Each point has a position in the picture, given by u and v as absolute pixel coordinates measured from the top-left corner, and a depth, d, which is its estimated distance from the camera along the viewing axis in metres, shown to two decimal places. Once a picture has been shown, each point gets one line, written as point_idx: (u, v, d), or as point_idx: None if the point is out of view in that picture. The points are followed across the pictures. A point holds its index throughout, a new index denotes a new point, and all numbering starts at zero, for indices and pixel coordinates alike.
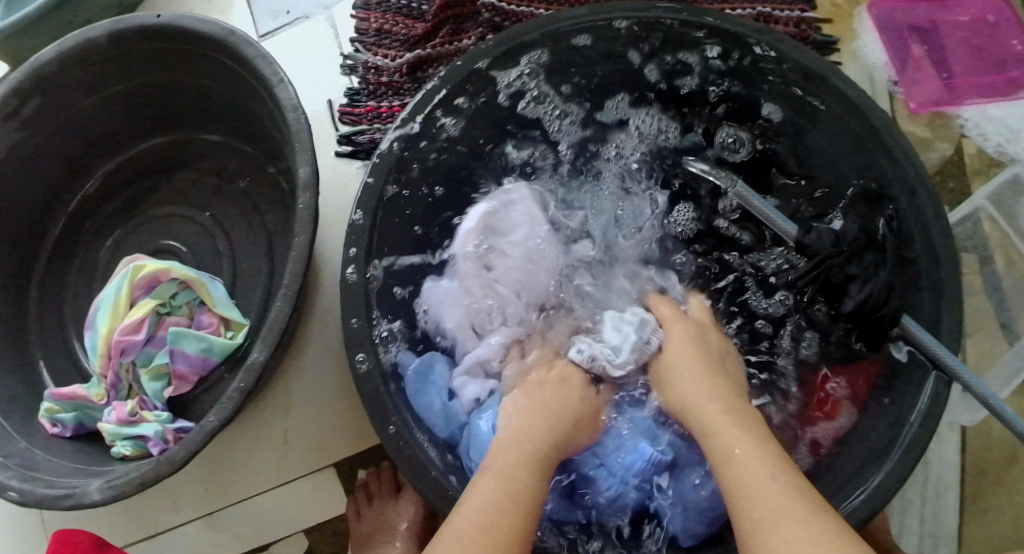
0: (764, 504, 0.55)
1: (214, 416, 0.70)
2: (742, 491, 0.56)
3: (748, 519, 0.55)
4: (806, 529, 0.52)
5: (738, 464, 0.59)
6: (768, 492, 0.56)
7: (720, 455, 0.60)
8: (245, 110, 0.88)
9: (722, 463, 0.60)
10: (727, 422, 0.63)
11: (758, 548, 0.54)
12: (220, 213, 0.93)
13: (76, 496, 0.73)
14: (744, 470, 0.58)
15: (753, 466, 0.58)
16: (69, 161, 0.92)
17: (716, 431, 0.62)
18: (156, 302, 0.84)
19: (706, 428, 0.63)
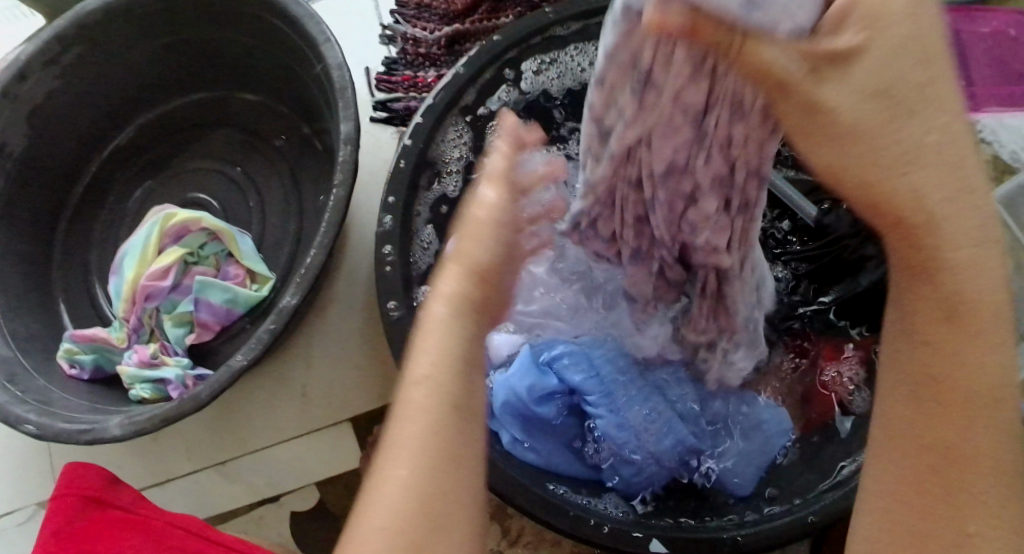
0: (983, 450, 0.40)
1: (242, 356, 0.71)
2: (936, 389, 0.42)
3: (974, 458, 0.41)
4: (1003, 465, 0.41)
5: (974, 416, 0.41)
6: (991, 446, 0.41)
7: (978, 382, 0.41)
8: (285, 70, 0.89)
9: (960, 378, 0.41)
10: (978, 274, 0.41)
11: (965, 487, 0.41)
12: (250, 169, 0.95)
13: (94, 431, 0.74)
14: (975, 417, 0.41)
15: (996, 389, 0.41)
16: (106, 110, 0.94)
17: (962, 349, 0.41)
18: (185, 250, 0.85)
19: (940, 364, 0.41)
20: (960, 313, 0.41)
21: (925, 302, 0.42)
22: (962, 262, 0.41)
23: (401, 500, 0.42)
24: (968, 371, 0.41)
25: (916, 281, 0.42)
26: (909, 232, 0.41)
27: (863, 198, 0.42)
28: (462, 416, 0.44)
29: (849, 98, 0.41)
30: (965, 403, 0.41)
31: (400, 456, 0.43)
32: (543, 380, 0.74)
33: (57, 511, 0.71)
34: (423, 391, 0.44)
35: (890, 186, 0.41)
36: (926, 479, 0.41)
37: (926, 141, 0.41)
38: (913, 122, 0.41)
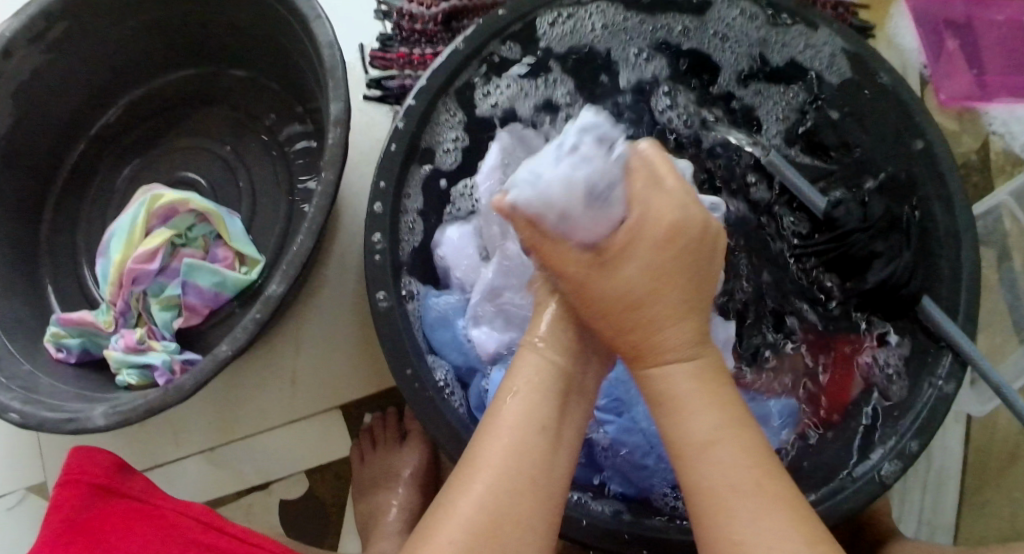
0: (720, 494, 0.54)
1: (227, 346, 0.70)
2: (679, 452, 0.56)
3: (716, 513, 0.54)
4: (733, 493, 0.54)
5: (718, 453, 0.55)
6: (736, 472, 0.54)
7: (684, 447, 0.56)
8: (275, 47, 0.87)
9: (677, 444, 0.56)
10: (701, 349, 0.58)
11: (740, 545, 0.52)
12: (240, 148, 0.92)
13: (78, 420, 0.73)
14: (718, 454, 0.55)
15: (736, 455, 0.55)
16: (94, 86, 0.91)
17: (687, 405, 0.56)
18: (172, 232, 0.84)
19: (675, 393, 0.57)
20: (685, 406, 0.56)
21: (659, 376, 0.58)
22: (688, 387, 0.57)
23: (472, 507, 0.53)
24: (715, 437, 0.55)
25: (631, 344, 0.59)
26: (638, 330, 0.58)
27: (597, 312, 0.59)
28: (550, 440, 0.56)
29: (622, 285, 0.57)
30: (700, 462, 0.55)
31: (490, 449, 0.55)
32: None
33: (61, 502, 0.70)
34: (517, 412, 0.57)
35: (607, 297, 0.58)
36: (711, 513, 0.54)
37: (663, 216, 0.57)
38: (686, 275, 0.58)
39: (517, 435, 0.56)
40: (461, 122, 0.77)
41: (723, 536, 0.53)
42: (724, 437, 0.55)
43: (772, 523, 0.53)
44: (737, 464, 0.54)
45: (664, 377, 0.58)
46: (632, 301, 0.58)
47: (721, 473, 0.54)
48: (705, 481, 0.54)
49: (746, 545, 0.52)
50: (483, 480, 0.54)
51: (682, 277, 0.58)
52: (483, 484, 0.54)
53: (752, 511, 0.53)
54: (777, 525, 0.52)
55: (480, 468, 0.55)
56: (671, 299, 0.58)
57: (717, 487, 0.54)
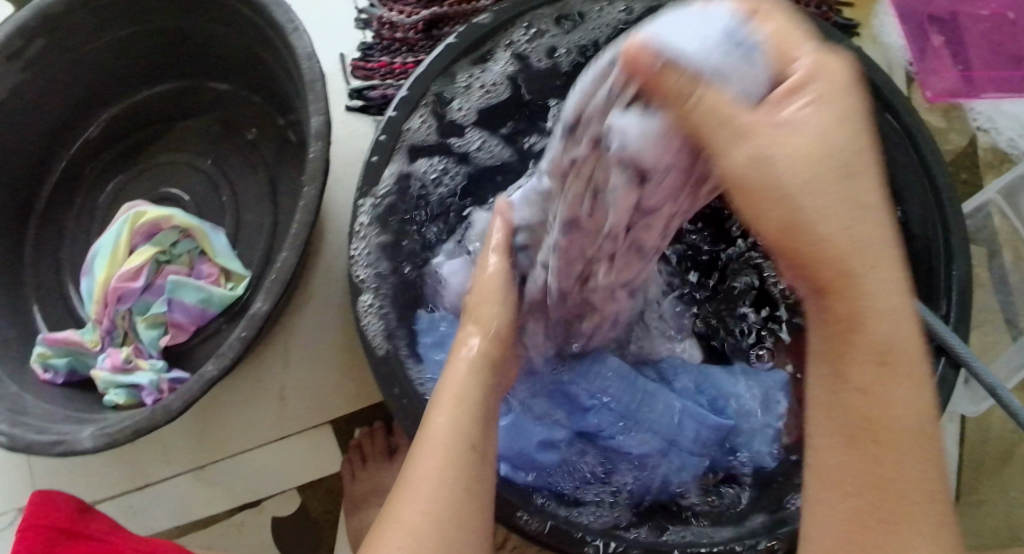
0: (900, 426, 0.43)
1: (213, 366, 0.69)
2: (863, 397, 0.44)
3: (881, 458, 0.43)
4: (904, 433, 0.43)
5: (899, 417, 0.43)
6: (910, 414, 0.43)
7: (870, 331, 0.43)
8: (255, 58, 0.85)
9: (880, 399, 0.43)
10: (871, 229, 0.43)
11: (891, 483, 0.43)
12: (223, 162, 0.91)
13: (66, 443, 0.72)
14: (900, 433, 0.43)
15: (914, 418, 0.43)
16: (75, 102, 0.90)
17: (881, 315, 0.43)
18: (156, 249, 0.83)
19: (848, 306, 0.43)
20: (851, 261, 0.42)
21: (822, 308, 0.44)
22: (835, 202, 0.42)
23: (415, 519, 0.51)
24: (885, 392, 0.43)
25: (836, 272, 0.42)
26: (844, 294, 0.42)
27: (799, 260, 0.43)
28: (481, 455, 0.54)
29: (810, 143, 0.42)
30: (878, 407, 0.43)
31: (426, 453, 0.54)
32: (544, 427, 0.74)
33: (22, 545, 0.71)
34: (446, 430, 0.54)
35: (837, 251, 0.42)
36: (863, 493, 0.44)
37: (868, 232, 0.42)
38: (865, 177, 0.43)
39: (453, 437, 0.54)
40: (445, 129, 0.77)
41: (878, 485, 0.43)
42: (860, 278, 0.42)
43: (917, 467, 0.43)
44: (893, 350, 0.43)
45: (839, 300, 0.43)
46: (855, 242, 0.42)
47: (889, 336, 0.43)
48: (894, 411, 0.43)
49: (899, 496, 0.43)
50: (420, 474, 0.53)
51: (827, 165, 0.42)
52: (421, 499, 0.51)
53: (912, 447, 0.44)
54: (927, 471, 0.44)
55: (418, 463, 0.53)
56: (872, 216, 0.42)
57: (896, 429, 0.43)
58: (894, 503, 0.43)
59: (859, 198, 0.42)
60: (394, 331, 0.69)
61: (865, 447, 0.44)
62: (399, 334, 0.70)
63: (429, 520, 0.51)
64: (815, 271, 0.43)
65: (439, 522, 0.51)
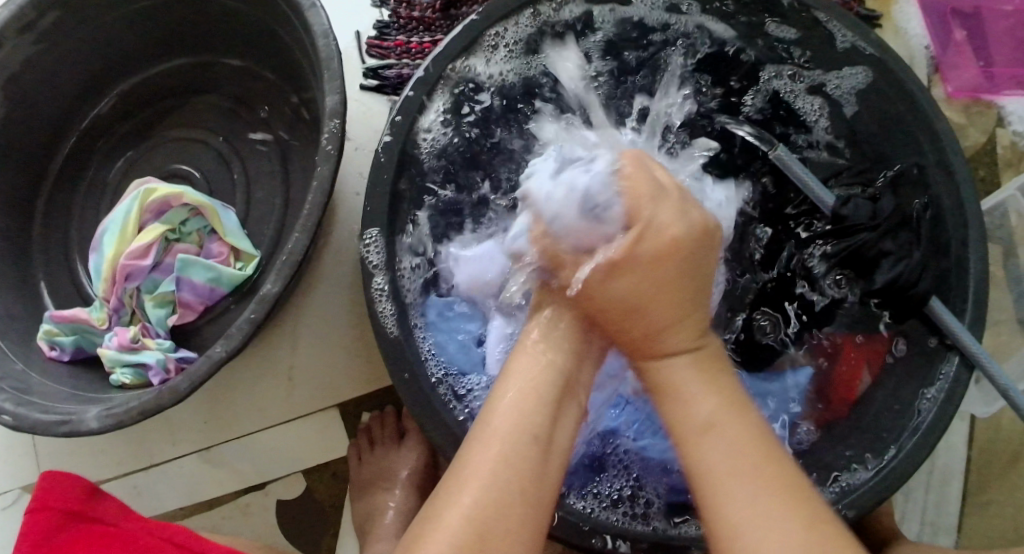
0: (717, 471, 0.54)
1: (221, 347, 0.69)
2: (698, 470, 0.54)
3: (718, 481, 0.53)
4: (745, 480, 0.53)
5: (713, 432, 0.55)
6: (730, 447, 0.54)
7: (692, 440, 0.55)
8: (269, 34, 0.84)
9: (701, 426, 0.55)
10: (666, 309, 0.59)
11: (736, 527, 0.52)
12: (235, 140, 0.90)
13: (71, 423, 0.72)
14: (709, 432, 0.55)
15: (725, 434, 0.55)
16: (86, 76, 0.89)
17: (704, 418, 0.56)
18: (165, 227, 0.82)
19: (675, 393, 0.58)
20: (679, 388, 0.57)
21: (675, 415, 0.57)
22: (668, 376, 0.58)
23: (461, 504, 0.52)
24: (715, 430, 0.55)
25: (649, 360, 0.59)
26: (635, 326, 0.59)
27: (618, 325, 0.60)
28: (542, 447, 0.56)
29: (618, 295, 0.59)
30: (703, 437, 0.55)
31: (483, 445, 0.55)
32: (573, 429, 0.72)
33: (30, 529, 0.71)
34: (505, 422, 0.56)
35: (646, 308, 0.58)
36: (722, 529, 0.52)
37: (659, 313, 0.59)
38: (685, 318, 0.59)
39: (514, 432, 0.55)
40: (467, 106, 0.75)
41: (724, 529, 0.52)
42: (682, 376, 0.58)
43: (766, 498, 0.52)
44: (711, 422, 0.55)
45: (659, 384, 0.59)
46: (642, 312, 0.59)
47: (697, 419, 0.56)
48: (723, 470, 0.54)
49: (740, 538, 0.51)
50: (476, 461, 0.54)
51: (683, 294, 0.59)
52: (476, 489, 0.53)
53: (754, 482, 0.53)
54: (774, 518, 0.51)
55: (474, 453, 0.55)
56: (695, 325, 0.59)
57: (711, 485, 0.53)
58: (734, 526, 0.52)
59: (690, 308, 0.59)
60: (406, 315, 0.69)
61: (735, 483, 0.53)
62: (413, 321, 0.70)
63: (480, 507, 0.52)
64: (623, 331, 0.60)
65: (493, 510, 0.52)
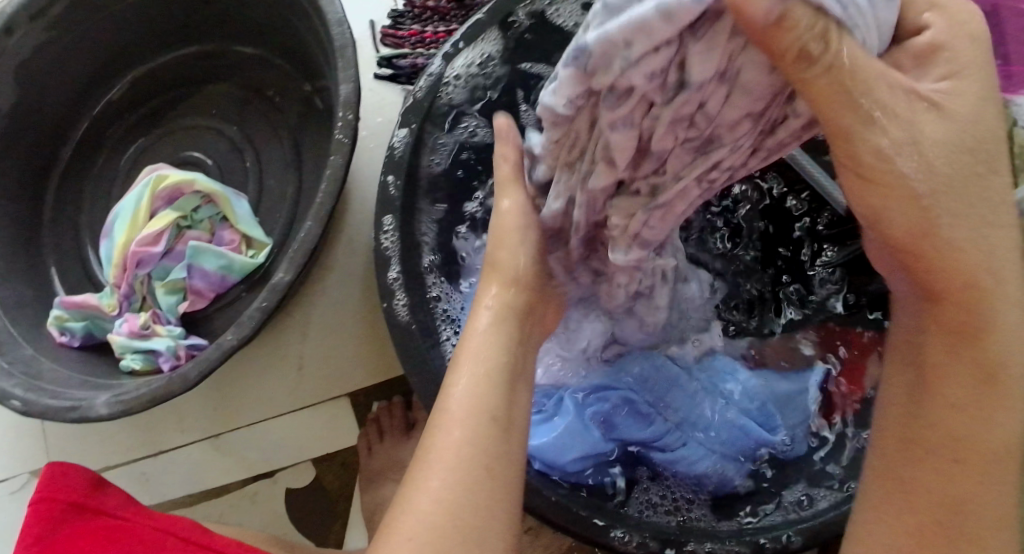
0: (992, 461, 0.47)
1: (232, 335, 0.69)
2: (917, 442, 0.49)
3: (949, 457, 0.47)
4: (998, 488, 0.47)
5: (1000, 418, 0.47)
6: (1002, 456, 0.47)
7: (954, 432, 0.47)
8: (282, 22, 0.84)
9: (987, 362, 0.47)
10: (993, 239, 0.47)
11: (955, 509, 0.47)
12: (247, 128, 0.90)
13: (82, 408, 0.72)
14: (998, 418, 0.47)
15: (1008, 446, 0.47)
16: (99, 63, 0.89)
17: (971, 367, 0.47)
18: (177, 214, 0.82)
19: (966, 339, 0.47)
20: (971, 145, 0.47)
21: (926, 378, 0.49)
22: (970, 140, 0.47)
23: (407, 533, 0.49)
24: (966, 407, 0.47)
25: (917, 269, 0.48)
26: (940, 276, 0.47)
27: (936, 275, 0.47)
28: (502, 426, 0.54)
29: (942, 138, 0.46)
30: (967, 424, 0.47)
31: (448, 426, 0.53)
32: (579, 439, 0.71)
33: (32, 519, 0.68)
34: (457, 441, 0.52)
35: (959, 266, 0.46)
36: (941, 519, 0.47)
37: (983, 260, 0.47)
38: (998, 177, 0.48)
39: (474, 408, 0.53)
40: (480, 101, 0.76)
41: (952, 494, 0.47)
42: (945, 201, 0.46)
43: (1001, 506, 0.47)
44: (1010, 324, 0.47)
45: (939, 329, 0.48)
46: (973, 279, 0.47)
47: (1015, 290, 0.47)
48: (984, 450, 0.47)
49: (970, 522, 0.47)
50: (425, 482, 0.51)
51: (1010, 244, 0.48)
52: (441, 467, 0.51)
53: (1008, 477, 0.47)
54: (1000, 505, 0.47)
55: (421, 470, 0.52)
56: (1002, 279, 0.47)
57: (942, 425, 0.48)
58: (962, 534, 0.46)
59: (994, 164, 0.48)
60: (420, 309, 0.68)
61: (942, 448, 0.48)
62: (433, 314, 0.70)
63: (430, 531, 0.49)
64: (929, 278, 0.48)
65: (456, 486, 0.50)
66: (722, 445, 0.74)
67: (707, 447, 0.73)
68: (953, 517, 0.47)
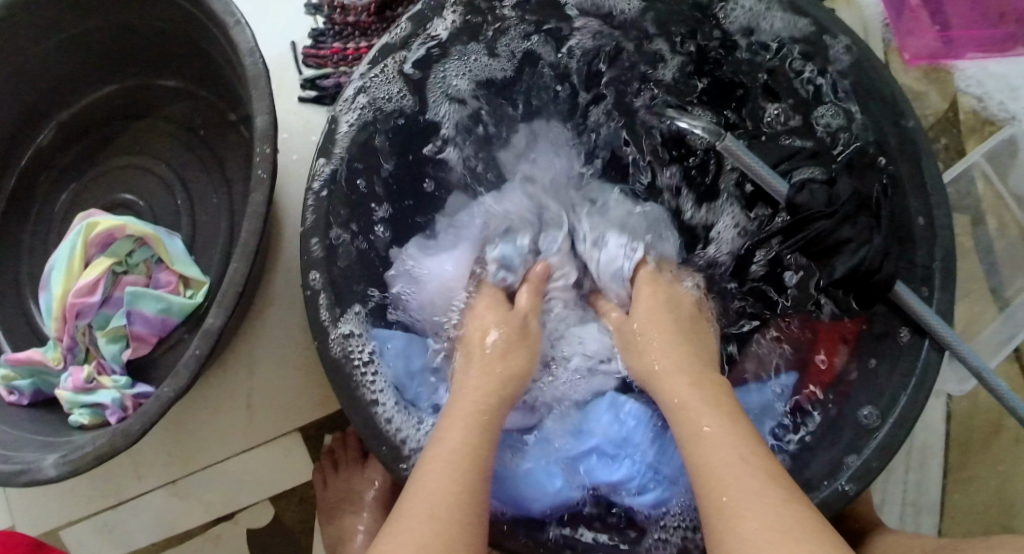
0: (733, 483, 0.55)
1: (169, 387, 0.68)
2: (709, 482, 0.56)
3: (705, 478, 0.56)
4: (759, 504, 0.53)
5: (714, 434, 0.59)
6: (729, 442, 0.57)
7: (700, 445, 0.58)
8: (201, 52, 0.82)
9: (677, 380, 0.65)
10: (674, 329, 0.72)
11: (730, 529, 0.53)
12: (178, 163, 0.88)
13: (30, 471, 0.71)
14: (718, 434, 0.58)
15: (742, 457, 0.56)
16: (22, 110, 0.87)
17: (702, 400, 0.62)
18: (112, 260, 0.80)
19: (668, 375, 0.66)
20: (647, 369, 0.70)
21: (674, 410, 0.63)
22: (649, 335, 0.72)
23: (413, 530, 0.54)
24: (739, 441, 0.58)
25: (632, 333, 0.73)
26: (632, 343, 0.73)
27: (654, 342, 0.71)
28: (488, 477, 0.59)
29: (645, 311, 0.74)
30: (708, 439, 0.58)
31: (435, 468, 0.58)
32: (543, 483, 0.70)
33: None
34: (456, 451, 0.60)
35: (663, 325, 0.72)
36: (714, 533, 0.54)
37: (665, 331, 0.71)
38: (683, 354, 0.69)
39: (462, 461, 0.59)
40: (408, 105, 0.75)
41: (718, 497, 0.55)
42: (649, 338, 0.72)
43: (792, 529, 0.51)
44: (732, 414, 0.61)
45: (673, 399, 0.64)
46: (657, 333, 0.71)
47: (699, 398, 0.63)
48: (731, 480, 0.55)
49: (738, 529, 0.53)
50: (409, 504, 0.56)
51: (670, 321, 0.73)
52: (431, 502, 0.56)
53: (754, 482, 0.55)
54: (782, 529, 0.51)
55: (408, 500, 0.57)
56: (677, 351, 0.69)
57: (722, 462, 0.56)
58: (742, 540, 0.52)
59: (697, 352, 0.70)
60: (358, 350, 0.67)
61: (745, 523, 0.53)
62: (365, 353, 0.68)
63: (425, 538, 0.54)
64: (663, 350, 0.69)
65: (444, 527, 0.55)
66: (685, 466, 0.71)
67: (674, 470, 0.71)
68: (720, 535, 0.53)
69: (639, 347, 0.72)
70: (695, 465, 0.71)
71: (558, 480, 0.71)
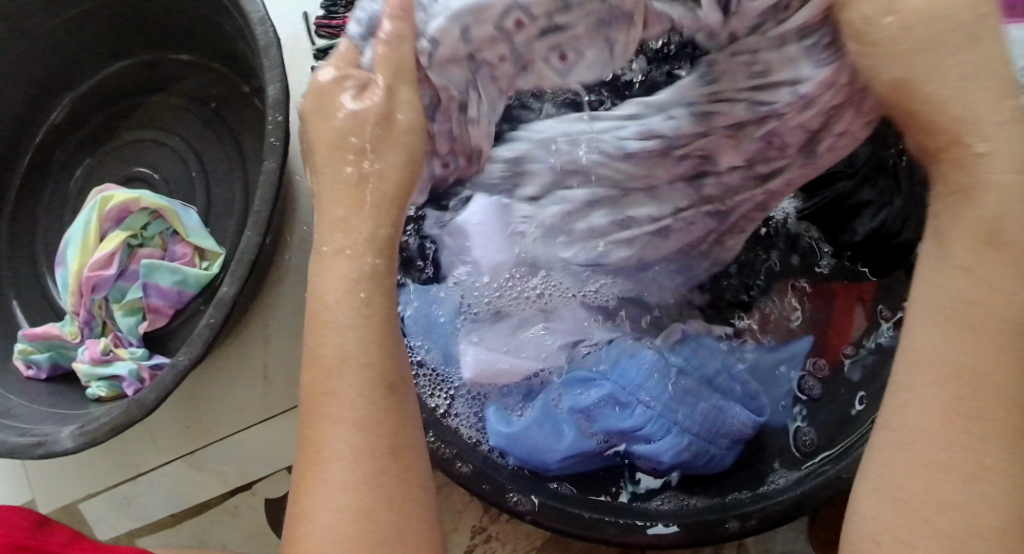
0: (949, 434, 0.46)
1: (184, 354, 0.68)
2: (920, 409, 0.47)
3: (907, 404, 0.48)
4: (973, 471, 0.46)
5: (977, 372, 0.46)
6: (969, 411, 0.46)
7: (936, 387, 0.47)
8: (212, 25, 0.82)
9: (986, 291, 0.47)
10: (1018, 129, 0.48)
11: (929, 495, 0.46)
12: (192, 137, 0.88)
13: (47, 444, 0.71)
14: (961, 377, 0.47)
15: (945, 401, 0.47)
16: (37, 84, 0.87)
17: (1004, 287, 0.47)
18: (127, 233, 0.81)
19: (1005, 228, 0.47)
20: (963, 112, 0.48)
21: (953, 265, 0.48)
22: (989, 119, 0.48)
23: (332, 492, 0.49)
24: (968, 410, 0.46)
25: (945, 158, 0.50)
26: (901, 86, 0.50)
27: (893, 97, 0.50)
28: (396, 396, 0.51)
29: (951, 61, 0.48)
30: (966, 373, 0.47)
31: (334, 422, 0.49)
32: (552, 440, 0.68)
33: None
34: (351, 384, 0.49)
35: (937, 118, 0.49)
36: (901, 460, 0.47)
37: (976, 117, 0.48)
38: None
39: (364, 390, 0.49)
40: None
41: (918, 465, 0.47)
42: (971, 112, 0.48)
43: (977, 522, 0.45)
44: (987, 354, 0.47)
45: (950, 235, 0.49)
46: (957, 149, 0.49)
47: (954, 347, 0.47)
48: (959, 454, 0.46)
49: (936, 491, 0.46)
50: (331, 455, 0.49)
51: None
52: (344, 473, 0.49)
53: (983, 481, 0.46)
54: (983, 526, 0.45)
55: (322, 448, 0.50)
56: (1000, 191, 0.48)
57: (970, 406, 0.46)
58: (931, 499, 0.46)
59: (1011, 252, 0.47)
60: None
61: (966, 431, 0.46)
62: None
63: (348, 496, 0.48)
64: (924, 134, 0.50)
65: (357, 476, 0.49)
66: (703, 429, 0.68)
67: (690, 432, 0.68)
68: (919, 488, 0.46)
69: (937, 87, 0.48)
70: (717, 420, 0.69)
71: (569, 437, 0.69)
